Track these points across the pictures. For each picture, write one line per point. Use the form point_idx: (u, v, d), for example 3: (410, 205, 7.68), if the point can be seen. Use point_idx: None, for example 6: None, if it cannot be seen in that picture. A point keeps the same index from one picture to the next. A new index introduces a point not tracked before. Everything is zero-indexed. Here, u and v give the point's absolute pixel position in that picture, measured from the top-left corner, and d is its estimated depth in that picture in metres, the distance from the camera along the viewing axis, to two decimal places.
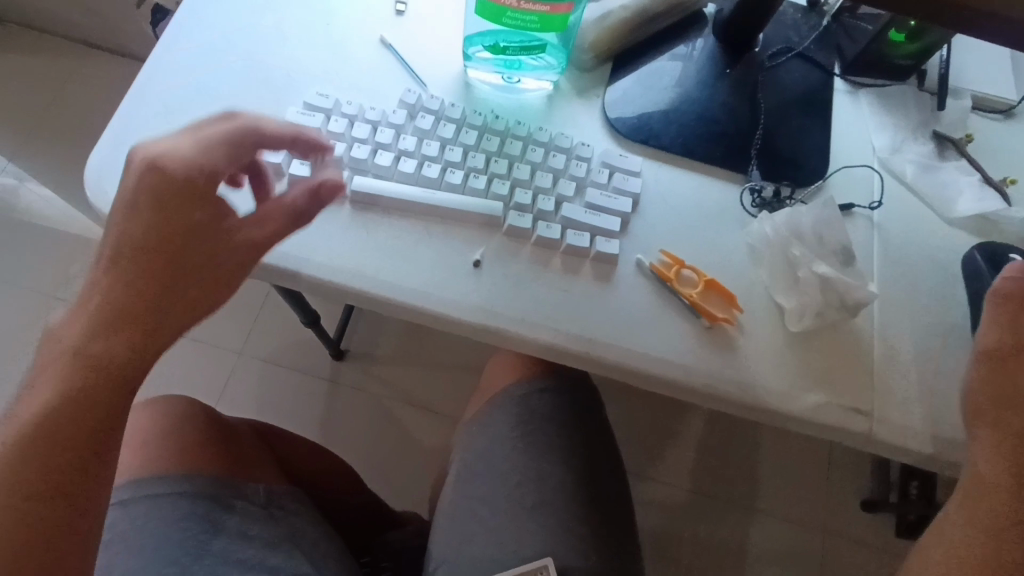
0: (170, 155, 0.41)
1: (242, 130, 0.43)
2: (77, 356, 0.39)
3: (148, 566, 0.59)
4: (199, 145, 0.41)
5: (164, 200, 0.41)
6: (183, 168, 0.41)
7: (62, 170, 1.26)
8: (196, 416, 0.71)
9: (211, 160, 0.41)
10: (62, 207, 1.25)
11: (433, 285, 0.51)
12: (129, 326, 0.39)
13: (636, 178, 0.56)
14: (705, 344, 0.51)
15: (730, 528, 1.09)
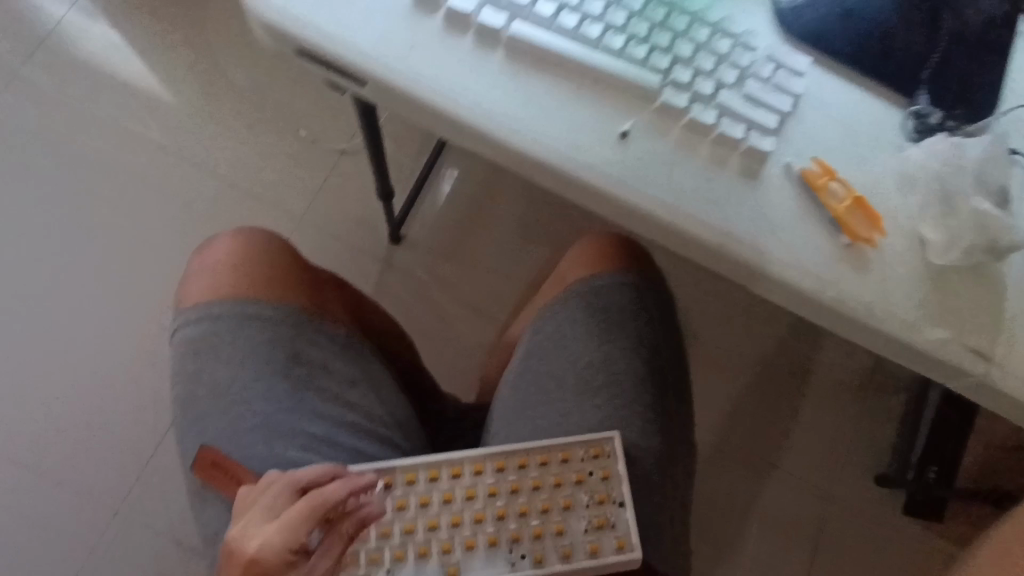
0: (267, 549, 0.46)
1: (312, 507, 0.47)
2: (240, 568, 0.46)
3: (240, 377, 0.61)
4: (286, 527, 0.46)
5: (271, 536, 0.46)
6: (275, 556, 0.46)
7: None
8: (286, 250, 0.69)
9: (295, 543, 0.46)
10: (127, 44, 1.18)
11: (579, 148, 0.49)
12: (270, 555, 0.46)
13: (800, 78, 0.52)
14: (840, 259, 0.50)
15: (752, 482, 1.10)
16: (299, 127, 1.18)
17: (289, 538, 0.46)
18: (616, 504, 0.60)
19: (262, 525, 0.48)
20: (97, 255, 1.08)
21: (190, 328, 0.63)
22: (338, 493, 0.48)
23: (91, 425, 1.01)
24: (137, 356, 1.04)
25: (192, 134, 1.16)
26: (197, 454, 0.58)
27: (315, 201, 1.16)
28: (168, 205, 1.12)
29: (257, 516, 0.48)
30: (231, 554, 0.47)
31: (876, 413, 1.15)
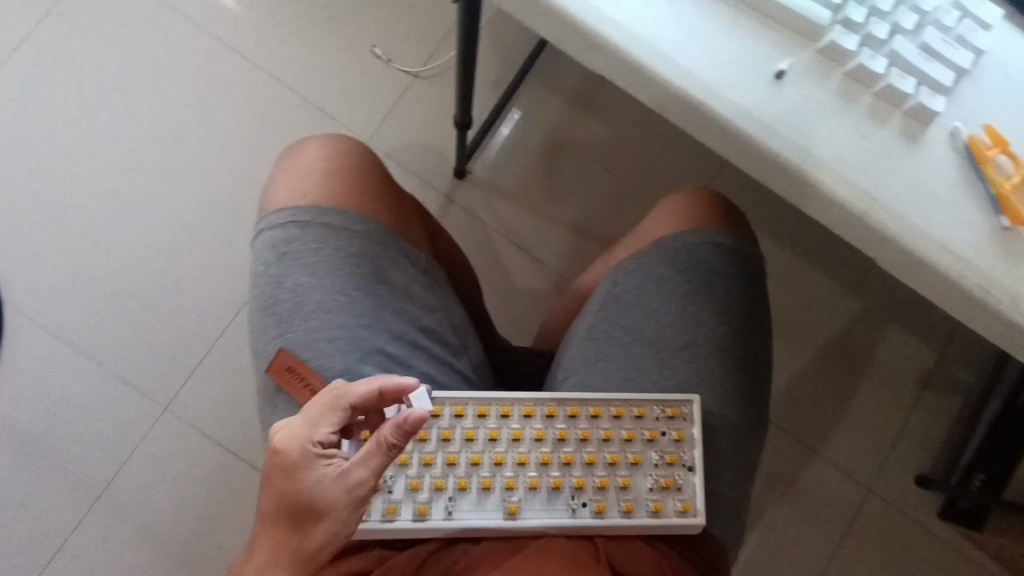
0: (292, 439, 0.46)
1: (337, 402, 0.47)
2: (276, 454, 0.47)
3: (323, 286, 0.59)
4: (312, 418, 0.47)
5: (301, 427, 0.47)
6: (299, 445, 0.46)
7: None
8: (373, 163, 0.67)
9: (318, 435, 0.46)
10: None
11: (727, 84, 0.44)
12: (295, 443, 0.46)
13: (987, 33, 0.46)
14: (994, 245, 0.45)
15: (795, 465, 1.08)
16: (372, 44, 1.12)
17: (311, 428, 0.46)
18: (685, 468, 0.58)
19: (295, 419, 0.48)
20: (167, 152, 1.07)
21: (275, 230, 0.62)
22: (361, 392, 0.46)
23: (148, 320, 1.02)
24: (199, 258, 1.04)
25: (268, 38, 1.11)
26: (274, 357, 0.58)
27: (384, 123, 1.11)
28: (239, 109, 1.09)
29: (300, 409, 0.49)
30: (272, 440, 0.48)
31: (936, 413, 1.10)
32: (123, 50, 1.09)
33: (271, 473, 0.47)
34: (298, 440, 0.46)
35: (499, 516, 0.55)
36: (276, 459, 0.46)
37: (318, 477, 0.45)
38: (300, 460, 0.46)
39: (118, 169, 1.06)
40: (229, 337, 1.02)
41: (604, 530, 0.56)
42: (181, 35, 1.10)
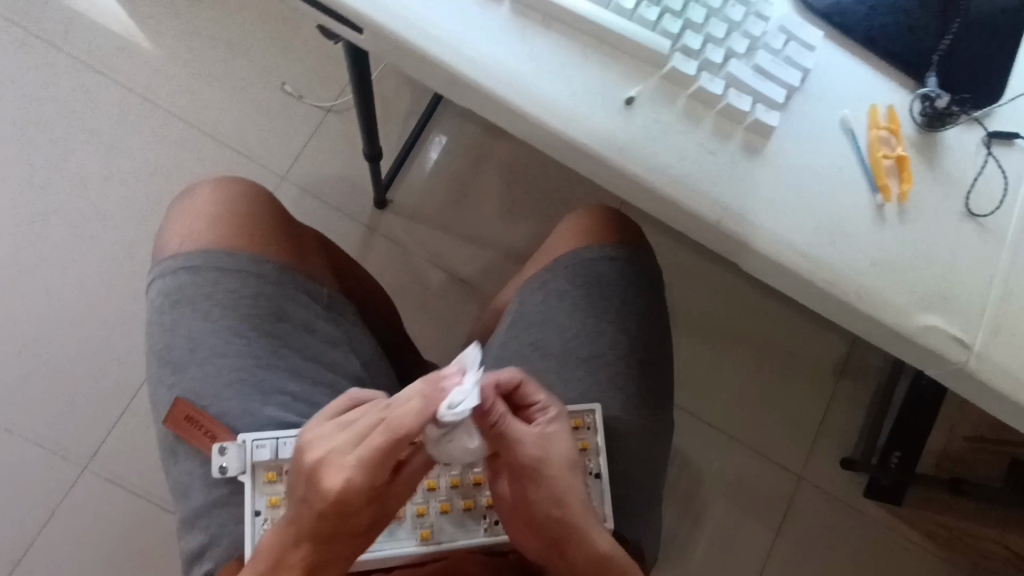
0: (352, 489, 0.41)
1: (407, 446, 0.41)
2: (340, 500, 0.41)
3: (217, 330, 0.59)
4: (375, 464, 0.41)
5: (366, 472, 0.41)
6: (363, 487, 0.41)
7: None
8: (270, 203, 0.67)
9: (383, 474, 0.42)
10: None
11: (581, 111, 0.48)
12: (371, 486, 0.42)
13: (811, 52, 0.51)
14: (831, 241, 0.50)
15: (724, 459, 1.13)
16: (282, 81, 1.13)
17: (385, 471, 0.41)
18: (591, 475, 0.60)
19: (347, 454, 0.42)
20: (70, 201, 1.03)
21: (167, 277, 0.61)
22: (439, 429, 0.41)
23: (56, 380, 0.97)
24: (109, 310, 1.00)
25: (173, 83, 1.10)
26: (170, 406, 0.57)
27: (298, 159, 1.11)
28: (146, 154, 1.07)
29: (346, 445, 0.42)
30: (320, 480, 0.42)
31: (847, 399, 1.17)
32: (18, 101, 1.06)
33: (329, 513, 0.42)
34: (369, 483, 0.41)
35: (412, 543, 0.56)
36: (339, 502, 0.42)
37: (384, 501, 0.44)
38: (376, 493, 0.43)
39: (15, 227, 1.01)
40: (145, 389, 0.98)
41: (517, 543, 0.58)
42: (81, 84, 1.08)
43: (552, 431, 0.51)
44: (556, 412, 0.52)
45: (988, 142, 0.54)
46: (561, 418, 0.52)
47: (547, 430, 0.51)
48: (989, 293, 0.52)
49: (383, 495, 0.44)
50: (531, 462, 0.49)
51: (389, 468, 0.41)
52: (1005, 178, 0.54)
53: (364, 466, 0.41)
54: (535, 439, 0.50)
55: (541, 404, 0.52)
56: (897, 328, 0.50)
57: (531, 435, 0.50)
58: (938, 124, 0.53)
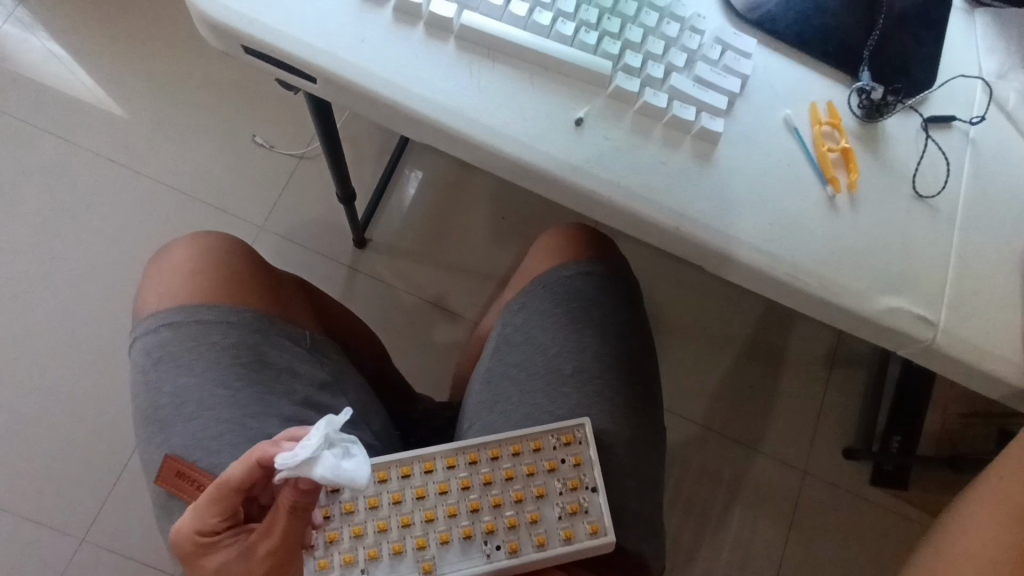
0: (183, 529, 0.45)
1: (216, 490, 0.44)
2: (181, 543, 0.46)
3: (201, 383, 0.60)
4: (200, 508, 0.45)
5: (195, 514, 0.45)
6: (191, 531, 0.45)
7: (81, 11, 1.16)
8: (246, 253, 0.69)
9: (209, 520, 0.45)
10: (66, 57, 1.14)
11: (534, 137, 0.50)
12: (197, 531, 0.45)
13: (747, 59, 0.54)
14: (788, 235, 0.51)
15: (727, 461, 1.13)
16: (254, 134, 1.15)
17: (206, 512, 0.45)
18: (588, 489, 0.61)
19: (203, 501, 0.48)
20: (51, 272, 1.04)
21: (148, 336, 0.62)
22: (235, 476, 0.43)
23: (49, 452, 0.96)
24: (98, 377, 1.00)
25: (144, 146, 1.11)
26: (161, 465, 0.56)
27: (275, 208, 1.12)
28: (124, 218, 1.08)
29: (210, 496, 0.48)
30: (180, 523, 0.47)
31: (839, 387, 1.18)
32: None
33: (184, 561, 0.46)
34: (195, 528, 0.45)
35: None
36: (181, 545, 0.46)
37: (222, 558, 0.45)
38: (209, 543, 0.45)
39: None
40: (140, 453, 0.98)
41: (520, 568, 0.58)
42: (56, 156, 1.09)
43: None
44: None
45: (926, 125, 0.57)
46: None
47: None
48: (948, 269, 0.54)
49: (219, 555, 0.45)
50: None
51: (209, 510, 0.45)
52: (947, 159, 0.56)
53: (196, 509, 0.45)
54: None
55: None
56: (867, 313, 0.52)
57: None
58: (877, 115, 0.55)
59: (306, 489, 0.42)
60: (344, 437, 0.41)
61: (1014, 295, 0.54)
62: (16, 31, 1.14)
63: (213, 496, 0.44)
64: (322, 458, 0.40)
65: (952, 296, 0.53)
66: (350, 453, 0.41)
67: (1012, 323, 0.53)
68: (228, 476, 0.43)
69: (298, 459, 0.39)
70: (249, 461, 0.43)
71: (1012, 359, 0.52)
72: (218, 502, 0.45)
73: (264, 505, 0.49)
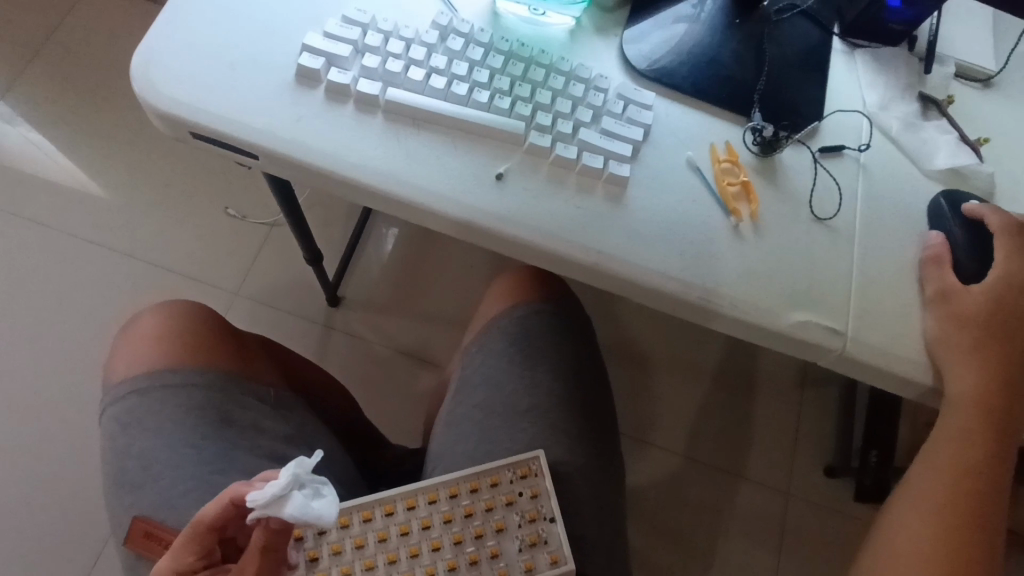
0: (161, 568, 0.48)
1: (193, 529, 0.47)
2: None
3: (168, 445, 0.62)
4: (178, 548, 0.48)
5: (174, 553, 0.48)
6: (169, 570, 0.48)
7: (58, 104, 1.23)
8: (211, 318, 0.73)
9: (186, 559, 0.48)
10: (40, 142, 1.20)
11: (459, 192, 0.55)
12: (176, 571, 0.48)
13: (649, 110, 0.60)
14: (697, 263, 0.57)
15: (704, 486, 1.15)
16: (226, 205, 1.20)
17: (184, 552, 0.47)
18: (546, 520, 0.63)
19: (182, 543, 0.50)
20: (31, 353, 1.07)
21: (118, 404, 0.65)
22: (210, 514, 0.46)
23: (32, 532, 0.98)
24: (79, 451, 1.02)
25: (119, 224, 1.16)
26: (130, 526, 0.59)
27: (247, 274, 1.17)
28: (102, 294, 1.12)
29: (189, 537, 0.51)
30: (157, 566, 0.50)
31: (804, 405, 1.21)
32: None
33: None
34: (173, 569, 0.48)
35: None
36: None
37: None
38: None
39: None
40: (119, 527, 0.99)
41: None
42: (35, 241, 1.14)
43: None
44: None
45: (817, 155, 0.63)
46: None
47: None
48: (850, 283, 0.59)
49: None
50: None
51: (187, 548, 0.47)
52: (838, 184, 0.62)
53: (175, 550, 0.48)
54: None
55: None
56: (778, 330, 0.57)
57: None
58: (771, 150, 0.61)
59: (277, 528, 0.45)
60: (315, 478, 0.43)
61: (915, 303, 0.59)
62: None
63: (193, 534, 0.47)
64: (291, 498, 0.41)
65: (856, 307, 0.58)
66: (320, 494, 0.43)
67: (915, 329, 0.57)
68: (201, 516, 0.46)
69: (268, 496, 0.41)
70: (223, 499, 0.45)
71: (914, 360, 0.56)
72: (195, 541, 0.47)
73: (241, 546, 0.52)
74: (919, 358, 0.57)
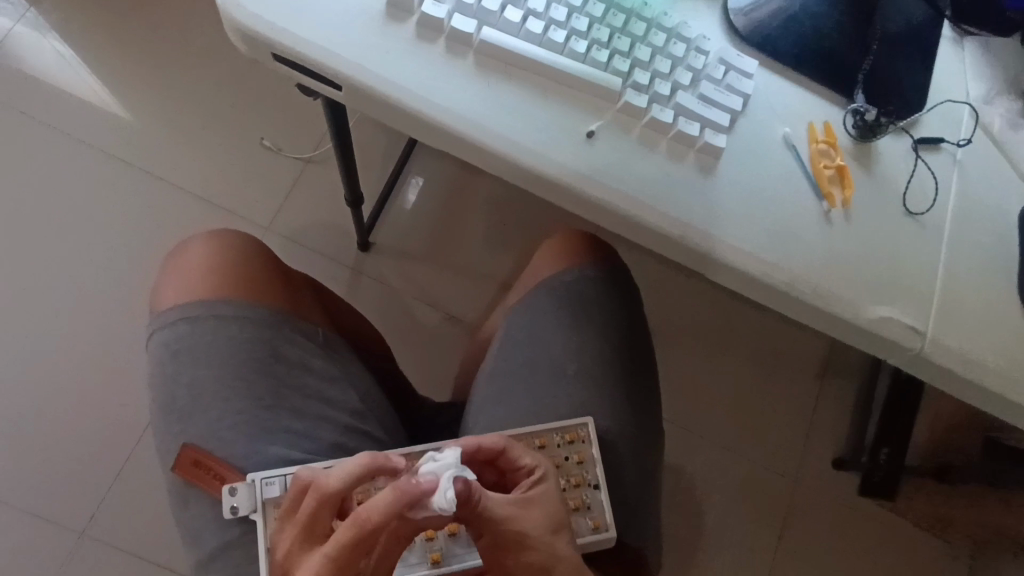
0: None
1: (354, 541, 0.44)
2: None
3: (218, 375, 0.61)
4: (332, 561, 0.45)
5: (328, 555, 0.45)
6: None
7: (95, 14, 1.18)
8: (261, 250, 0.71)
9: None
10: (72, 59, 1.15)
11: (546, 146, 0.52)
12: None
13: (749, 79, 0.57)
14: (783, 244, 0.55)
15: (722, 469, 1.15)
16: (262, 136, 1.17)
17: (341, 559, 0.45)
18: (590, 486, 0.63)
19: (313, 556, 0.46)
20: (61, 268, 1.05)
21: (165, 329, 0.64)
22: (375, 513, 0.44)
23: (54, 446, 0.98)
24: (107, 370, 1.01)
25: (154, 145, 1.13)
26: (178, 453, 0.59)
27: (282, 209, 1.15)
28: (134, 216, 1.10)
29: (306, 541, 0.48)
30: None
31: (823, 397, 1.21)
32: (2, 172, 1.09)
33: None
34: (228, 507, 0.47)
35: (423, 567, 0.58)
36: None
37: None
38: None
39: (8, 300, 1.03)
40: (141, 448, 0.99)
41: None
42: (67, 155, 1.11)
43: (534, 493, 0.53)
44: (543, 472, 0.55)
45: (916, 145, 0.60)
46: (545, 480, 0.55)
47: (525, 498, 0.52)
48: (937, 281, 0.57)
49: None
50: (508, 529, 0.50)
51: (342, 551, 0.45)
52: (935, 178, 0.59)
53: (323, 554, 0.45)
54: (516, 507, 0.51)
55: (525, 466, 0.55)
56: (857, 324, 0.55)
57: (510, 505, 0.51)
58: (870, 135, 0.58)
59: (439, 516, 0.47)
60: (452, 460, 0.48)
61: (1002, 311, 0.57)
62: (29, 32, 1.16)
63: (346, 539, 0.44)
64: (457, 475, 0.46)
65: (941, 309, 0.56)
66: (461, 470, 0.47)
67: (998, 335, 0.56)
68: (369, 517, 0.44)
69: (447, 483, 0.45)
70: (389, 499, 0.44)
71: (993, 366, 0.55)
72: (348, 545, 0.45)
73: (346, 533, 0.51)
74: (998, 365, 0.55)
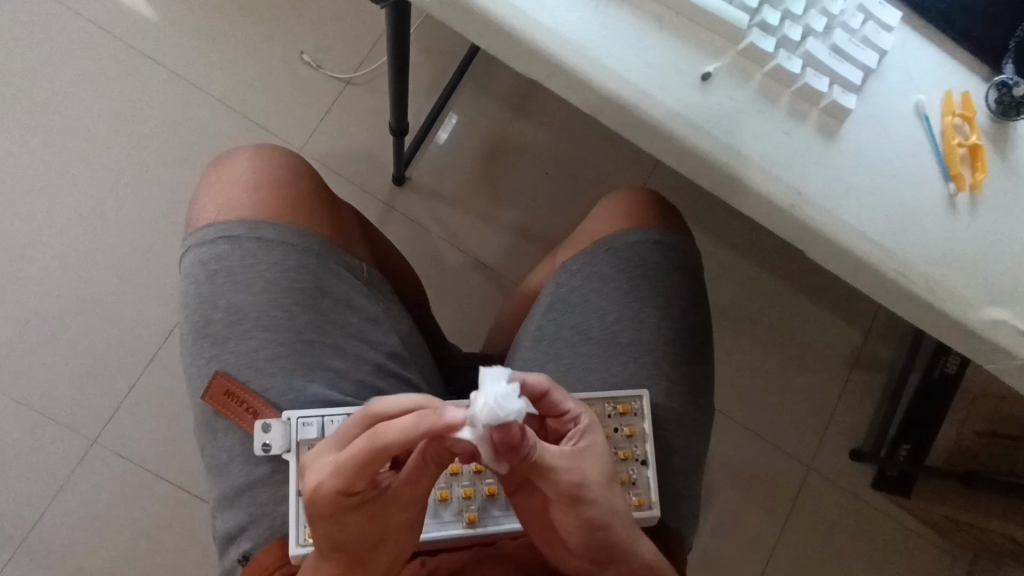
0: (324, 490, 0.40)
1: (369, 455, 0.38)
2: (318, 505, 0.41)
3: (257, 302, 0.57)
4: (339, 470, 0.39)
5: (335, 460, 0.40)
6: (328, 497, 0.40)
7: None
8: (309, 173, 0.65)
9: (346, 488, 0.39)
10: None
11: (653, 86, 0.46)
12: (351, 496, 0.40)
13: (889, 33, 0.49)
14: (900, 226, 0.49)
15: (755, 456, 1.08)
16: (302, 51, 1.07)
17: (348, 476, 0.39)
18: (638, 462, 0.59)
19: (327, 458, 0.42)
20: (84, 170, 1.00)
21: (204, 247, 0.59)
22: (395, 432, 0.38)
23: (68, 354, 0.94)
24: (126, 282, 0.97)
25: (188, 47, 1.05)
26: (210, 381, 0.56)
27: (316, 131, 1.06)
28: (162, 122, 1.03)
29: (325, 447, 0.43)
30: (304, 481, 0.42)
31: (846, 387, 1.11)
32: (25, 58, 1.02)
33: None
34: None
35: (458, 525, 0.55)
36: None
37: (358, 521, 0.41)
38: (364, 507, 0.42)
39: (29, 198, 0.98)
40: (155, 367, 0.95)
41: None
42: (95, 49, 1.03)
43: (586, 445, 0.47)
44: (589, 422, 0.48)
45: None
46: (595, 431, 0.48)
47: (578, 451, 0.46)
48: None
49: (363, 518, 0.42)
50: (566, 485, 0.45)
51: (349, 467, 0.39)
52: None
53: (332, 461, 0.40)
54: (571, 462, 0.45)
55: (572, 414, 0.48)
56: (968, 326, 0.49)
57: (563, 457, 0.45)
58: (1013, 113, 0.51)
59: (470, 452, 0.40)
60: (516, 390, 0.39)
61: None
62: None
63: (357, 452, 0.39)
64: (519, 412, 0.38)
65: None
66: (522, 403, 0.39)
67: None
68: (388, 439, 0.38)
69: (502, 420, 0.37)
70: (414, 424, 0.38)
71: None
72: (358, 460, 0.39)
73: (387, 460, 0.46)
74: None
